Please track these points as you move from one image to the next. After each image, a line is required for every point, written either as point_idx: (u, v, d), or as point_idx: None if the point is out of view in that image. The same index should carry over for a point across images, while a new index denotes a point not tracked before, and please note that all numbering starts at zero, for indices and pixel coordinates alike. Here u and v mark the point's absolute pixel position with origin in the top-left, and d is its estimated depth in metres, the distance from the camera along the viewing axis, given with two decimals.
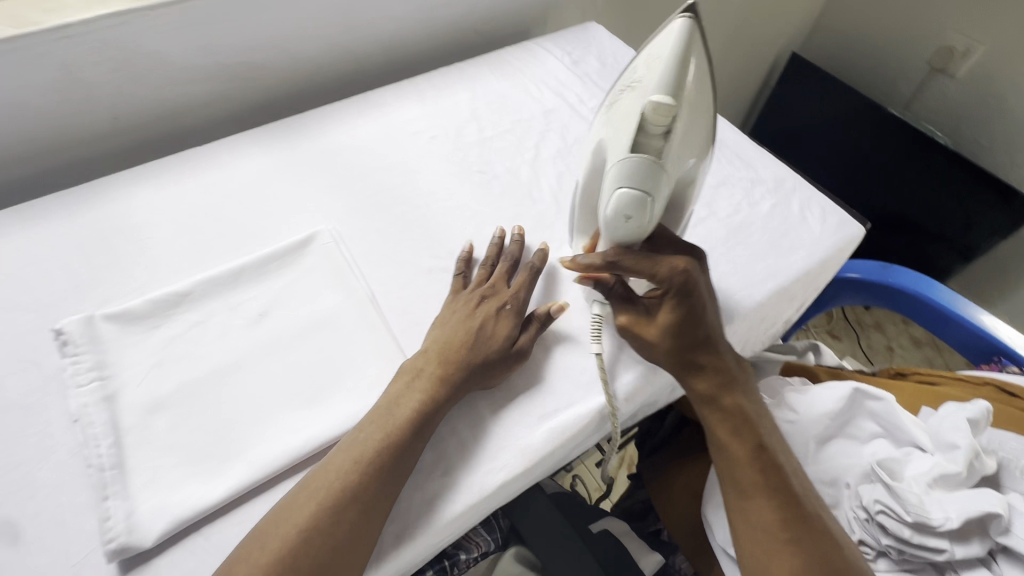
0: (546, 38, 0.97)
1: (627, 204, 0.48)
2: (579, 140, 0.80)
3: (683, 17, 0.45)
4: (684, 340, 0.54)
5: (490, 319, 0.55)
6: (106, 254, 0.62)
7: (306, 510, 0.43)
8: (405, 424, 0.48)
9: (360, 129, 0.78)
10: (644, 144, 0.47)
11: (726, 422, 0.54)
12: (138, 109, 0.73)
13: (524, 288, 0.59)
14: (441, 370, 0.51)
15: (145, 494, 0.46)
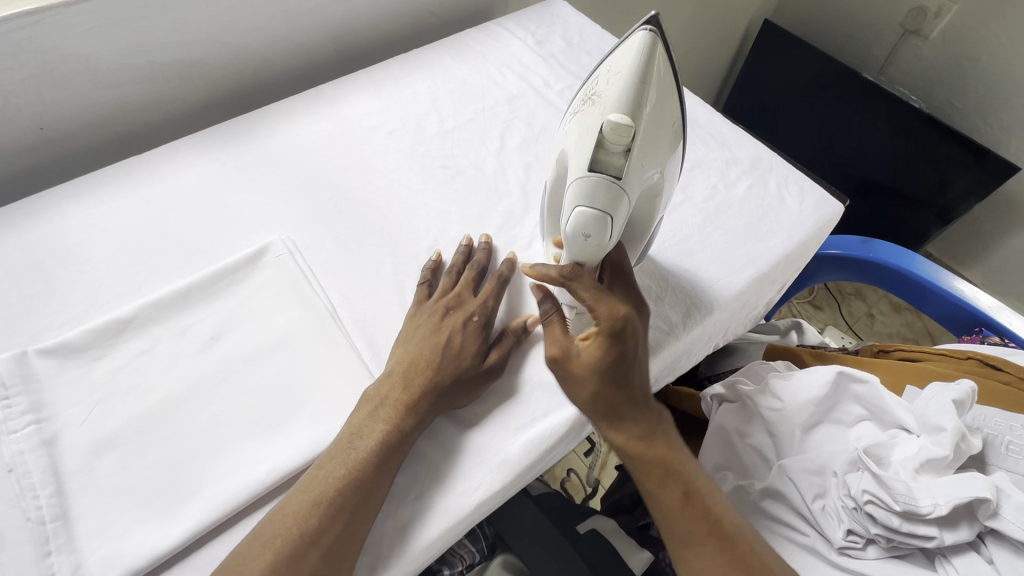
0: (508, 18, 0.92)
1: (583, 222, 0.44)
2: (546, 127, 0.76)
3: (644, 30, 0.42)
4: (611, 386, 0.50)
5: (457, 333, 0.53)
6: (38, 281, 0.57)
7: (261, 561, 0.41)
8: (369, 458, 0.46)
9: (312, 127, 0.73)
10: (602, 164, 0.43)
11: (653, 473, 0.51)
12: (65, 117, 0.67)
13: (492, 297, 0.56)
14: (405, 395, 0.49)
15: (93, 545, 0.43)
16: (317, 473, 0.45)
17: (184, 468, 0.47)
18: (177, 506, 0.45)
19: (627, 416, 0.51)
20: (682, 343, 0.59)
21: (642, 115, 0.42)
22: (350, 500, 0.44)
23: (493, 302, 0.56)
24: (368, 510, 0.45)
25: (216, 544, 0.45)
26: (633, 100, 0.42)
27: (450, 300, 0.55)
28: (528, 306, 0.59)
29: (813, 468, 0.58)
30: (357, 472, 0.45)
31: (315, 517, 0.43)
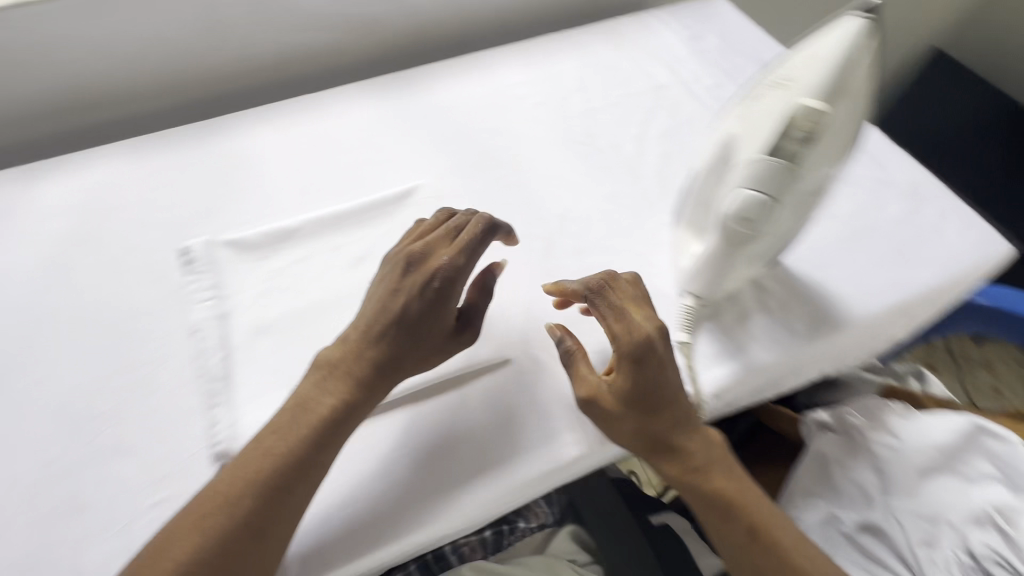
0: (664, 10, 0.92)
1: (752, 201, 0.47)
2: (689, 120, 0.75)
3: (849, 26, 0.45)
4: (651, 421, 0.48)
5: (424, 296, 0.48)
6: (225, 186, 0.67)
7: (187, 538, 0.40)
8: (306, 439, 0.44)
9: (465, 89, 0.78)
10: (782, 147, 0.46)
11: (713, 508, 0.49)
12: (264, 53, 0.77)
13: (457, 253, 0.50)
14: (374, 368, 0.47)
15: (247, 408, 0.50)
16: (223, 481, 0.43)
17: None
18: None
19: (682, 447, 0.49)
20: (807, 355, 0.56)
21: (843, 87, 0.45)
22: (262, 511, 0.42)
23: (462, 261, 0.50)
24: (283, 511, 0.43)
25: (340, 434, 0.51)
26: (836, 71, 0.45)
27: (417, 251, 0.50)
28: (650, 286, 0.59)
29: (926, 514, 0.55)
30: (263, 476, 0.43)
31: (222, 524, 0.41)
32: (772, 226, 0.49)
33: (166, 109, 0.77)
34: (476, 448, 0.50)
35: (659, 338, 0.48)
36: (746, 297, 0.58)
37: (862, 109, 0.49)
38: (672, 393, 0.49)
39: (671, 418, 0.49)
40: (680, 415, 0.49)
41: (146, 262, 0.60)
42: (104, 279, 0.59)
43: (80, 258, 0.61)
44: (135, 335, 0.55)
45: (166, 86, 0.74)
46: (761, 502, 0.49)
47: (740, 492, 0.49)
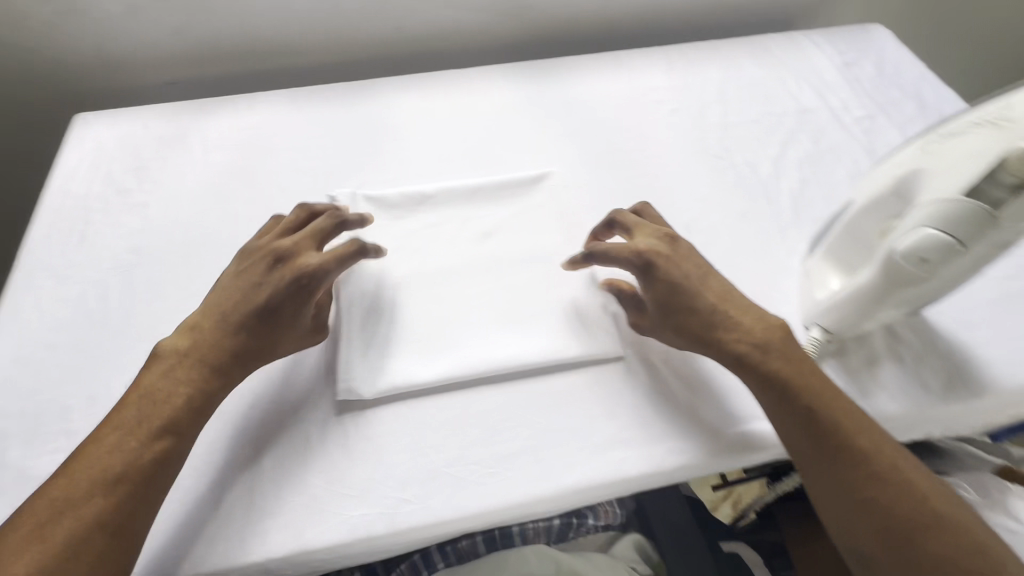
0: (817, 32, 0.88)
1: (930, 243, 0.44)
2: (834, 149, 0.72)
3: None
4: (703, 320, 0.52)
5: (288, 294, 0.50)
6: (369, 145, 0.71)
7: (55, 528, 0.40)
8: (154, 424, 0.45)
9: (603, 85, 0.78)
10: (982, 190, 0.43)
11: (769, 388, 0.49)
12: (418, 26, 0.82)
13: (331, 261, 0.51)
14: (211, 349, 0.48)
15: (371, 353, 0.53)
16: (70, 481, 0.42)
17: (457, 332, 0.55)
18: (449, 359, 0.54)
19: (749, 348, 0.50)
20: (938, 414, 0.53)
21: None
22: (124, 508, 0.42)
23: (321, 263, 0.51)
24: (146, 503, 0.43)
25: (454, 396, 0.52)
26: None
27: (285, 249, 0.52)
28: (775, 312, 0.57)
29: None
30: (122, 472, 0.42)
31: (73, 527, 0.40)
32: (942, 273, 0.46)
33: (324, 65, 0.84)
34: (584, 433, 0.51)
35: (664, 248, 0.54)
36: (877, 340, 0.55)
37: None
38: (718, 295, 0.53)
39: (727, 322, 0.51)
40: (737, 320, 0.52)
41: (295, 205, 0.65)
42: (258, 211, 0.65)
43: (238, 189, 0.67)
44: None
45: (328, 45, 0.82)
46: (846, 411, 0.49)
47: (814, 395, 0.48)
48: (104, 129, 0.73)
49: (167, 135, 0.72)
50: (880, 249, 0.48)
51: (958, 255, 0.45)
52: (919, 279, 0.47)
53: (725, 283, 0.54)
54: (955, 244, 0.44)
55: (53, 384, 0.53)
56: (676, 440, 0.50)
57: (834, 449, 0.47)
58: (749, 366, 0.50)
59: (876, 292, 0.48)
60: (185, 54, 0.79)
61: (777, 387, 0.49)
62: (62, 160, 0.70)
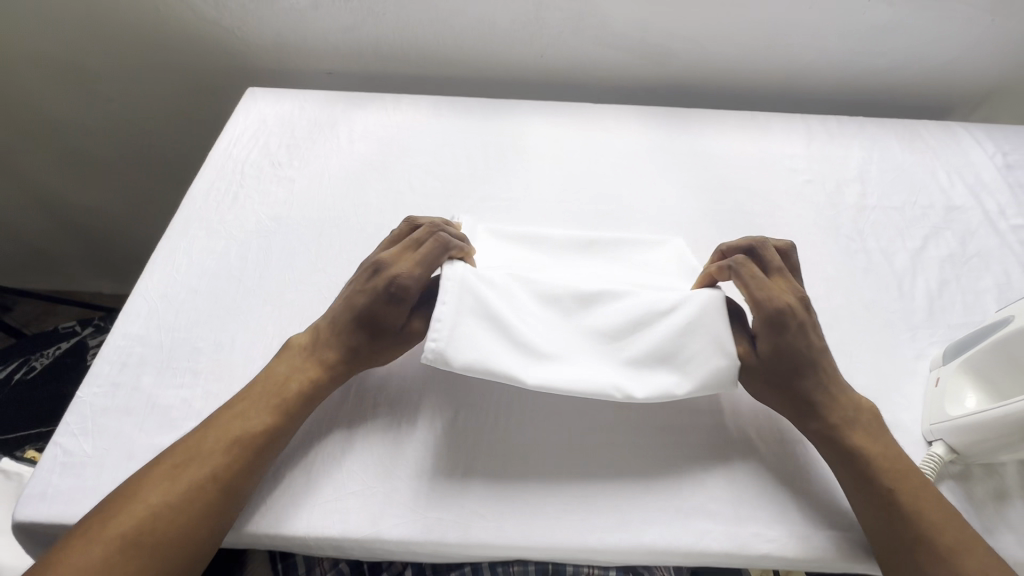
0: (978, 126, 0.83)
1: None
2: (982, 253, 0.67)
3: None
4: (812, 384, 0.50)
5: (381, 301, 0.51)
6: (499, 161, 0.74)
7: (179, 476, 0.43)
8: (278, 404, 0.48)
9: (736, 143, 0.78)
10: None
11: (842, 464, 0.47)
12: (562, 56, 0.85)
13: (417, 269, 0.51)
14: (319, 352, 0.52)
15: (465, 323, 0.50)
16: (199, 438, 0.46)
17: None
18: (552, 365, 0.51)
19: (836, 422, 0.48)
20: None
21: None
22: (236, 470, 0.45)
23: (423, 275, 0.52)
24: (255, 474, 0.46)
25: (542, 421, 0.53)
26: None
27: (382, 259, 0.53)
28: (893, 415, 0.54)
29: None
30: (248, 436, 0.46)
31: (193, 476, 0.43)
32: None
33: (467, 78, 0.89)
34: (669, 493, 0.49)
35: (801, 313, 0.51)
36: (1010, 473, 0.50)
37: None
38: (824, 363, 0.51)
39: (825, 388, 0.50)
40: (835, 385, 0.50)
41: (423, 205, 0.69)
42: (388, 204, 0.69)
43: (373, 180, 0.72)
44: None
45: (476, 61, 0.87)
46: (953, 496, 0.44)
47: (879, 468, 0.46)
48: (268, 105, 0.81)
49: (321, 120, 0.79)
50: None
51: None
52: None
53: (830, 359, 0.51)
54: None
55: (188, 324, 0.58)
56: (769, 526, 0.48)
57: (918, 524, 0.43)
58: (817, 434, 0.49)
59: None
60: (350, 50, 0.87)
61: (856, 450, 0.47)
62: (229, 127, 0.78)
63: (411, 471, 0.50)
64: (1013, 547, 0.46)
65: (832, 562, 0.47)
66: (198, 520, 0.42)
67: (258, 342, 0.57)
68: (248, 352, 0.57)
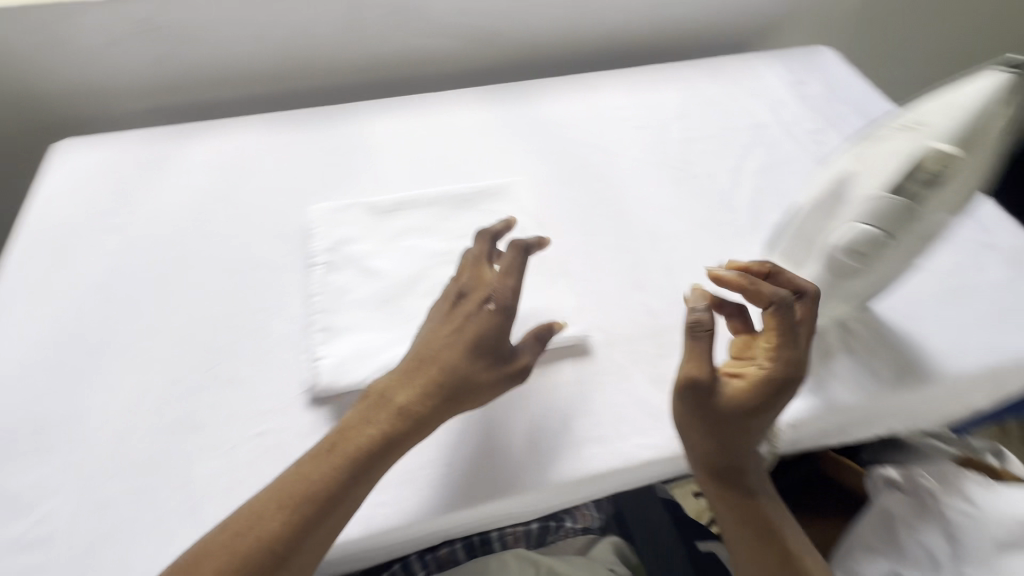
0: (770, 54, 0.94)
1: (863, 238, 0.47)
2: (786, 159, 0.77)
3: (1001, 74, 0.44)
4: (706, 426, 0.48)
5: (453, 332, 0.49)
6: (345, 164, 0.73)
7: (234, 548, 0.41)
8: (341, 476, 0.44)
9: (568, 105, 0.83)
10: (908, 187, 0.46)
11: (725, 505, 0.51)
12: (392, 52, 0.86)
13: (474, 304, 0.49)
14: (401, 403, 0.46)
15: None
16: (263, 507, 0.43)
17: None
18: None
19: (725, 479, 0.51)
20: (887, 399, 0.56)
21: (978, 133, 0.44)
22: (295, 539, 0.42)
23: (502, 309, 0.49)
24: (310, 548, 0.42)
25: None
26: (980, 114, 0.44)
27: (465, 291, 0.51)
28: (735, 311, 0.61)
29: None
30: (308, 501, 0.43)
31: (249, 546, 0.41)
32: (881, 263, 0.49)
33: (304, 90, 0.88)
34: (558, 430, 0.52)
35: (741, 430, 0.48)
36: (831, 335, 0.58)
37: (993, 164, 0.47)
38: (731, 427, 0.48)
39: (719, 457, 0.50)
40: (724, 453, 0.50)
41: (271, 221, 0.67)
42: (235, 229, 0.67)
43: (216, 208, 0.69)
44: (256, 282, 0.61)
45: (307, 70, 0.85)
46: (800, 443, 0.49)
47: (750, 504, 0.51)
48: (84, 153, 0.75)
49: (147, 159, 0.74)
50: (850, 207, 0.48)
51: (924, 201, 0.45)
52: (909, 219, 0.46)
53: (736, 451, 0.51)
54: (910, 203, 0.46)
55: (26, 401, 0.53)
56: (649, 434, 0.53)
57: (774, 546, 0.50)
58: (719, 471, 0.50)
59: (866, 248, 0.48)
60: (167, 81, 0.82)
61: (748, 521, 0.50)
62: (42, 185, 0.71)
63: (466, 453, 0.51)
64: (841, 397, 0.55)
65: None
66: None
67: (113, 401, 0.53)
68: (102, 414, 0.52)
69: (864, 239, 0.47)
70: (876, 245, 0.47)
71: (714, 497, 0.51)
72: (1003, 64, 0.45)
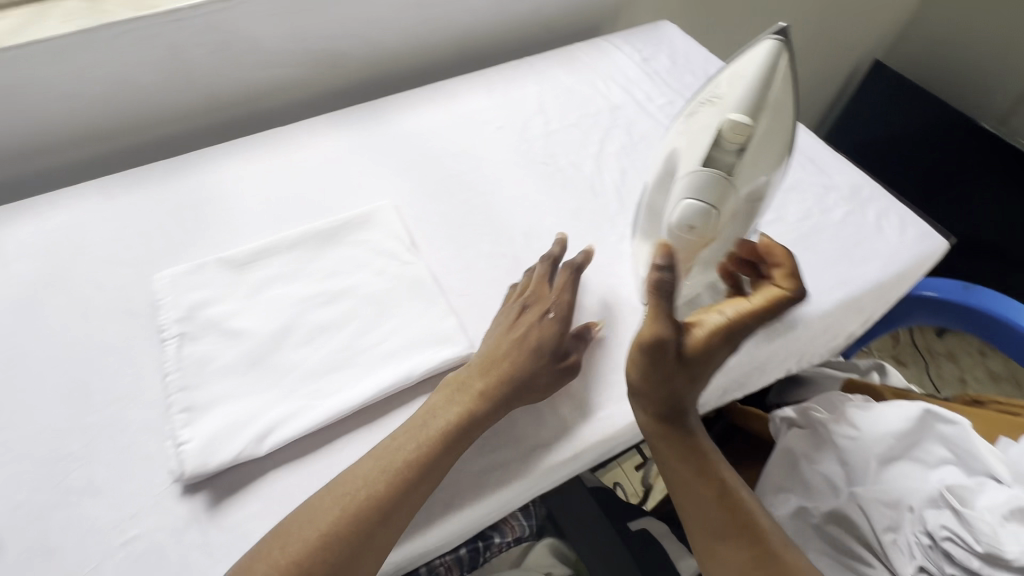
0: (618, 35, 0.97)
1: (690, 214, 0.49)
2: (645, 137, 0.80)
3: (772, 40, 0.47)
4: (648, 375, 0.49)
5: (530, 328, 0.54)
6: (195, 219, 0.68)
7: (327, 518, 0.43)
8: (434, 447, 0.47)
9: (428, 116, 0.81)
10: (717, 159, 0.48)
11: (682, 458, 0.53)
12: (231, 89, 0.81)
13: (554, 302, 0.56)
14: (484, 385, 0.51)
15: None
16: (355, 473, 0.46)
17: (319, 378, 0.54)
18: None
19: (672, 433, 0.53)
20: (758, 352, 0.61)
21: (767, 98, 0.47)
22: (389, 503, 0.45)
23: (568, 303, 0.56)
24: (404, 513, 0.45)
25: (326, 450, 0.51)
26: (762, 80, 0.47)
27: (530, 296, 0.57)
28: (615, 297, 0.62)
29: (888, 501, 0.57)
30: (403, 465, 0.46)
31: (345, 508, 0.44)
32: (717, 233, 0.51)
33: (138, 144, 0.80)
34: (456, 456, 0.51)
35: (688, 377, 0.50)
36: None
37: (791, 122, 0.50)
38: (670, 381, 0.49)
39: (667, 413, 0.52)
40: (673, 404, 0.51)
41: (114, 299, 0.60)
42: (72, 316, 0.59)
43: (46, 297, 0.61)
44: (103, 372, 0.55)
45: (135, 121, 0.77)
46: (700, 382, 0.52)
47: (702, 457, 0.53)
48: None
49: None
50: (677, 186, 0.50)
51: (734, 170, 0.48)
52: (727, 187, 0.48)
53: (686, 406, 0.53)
54: (725, 172, 0.48)
55: None
56: (547, 438, 0.53)
57: (727, 495, 0.52)
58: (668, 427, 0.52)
59: (698, 221, 0.49)
60: None
61: (701, 472, 0.53)
62: None
63: None
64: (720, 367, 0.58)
65: (604, 440, 0.54)
66: (346, 562, 0.43)
67: None
68: None
69: (693, 214, 0.49)
70: (705, 217, 0.49)
71: (662, 452, 0.54)
72: (775, 30, 0.48)
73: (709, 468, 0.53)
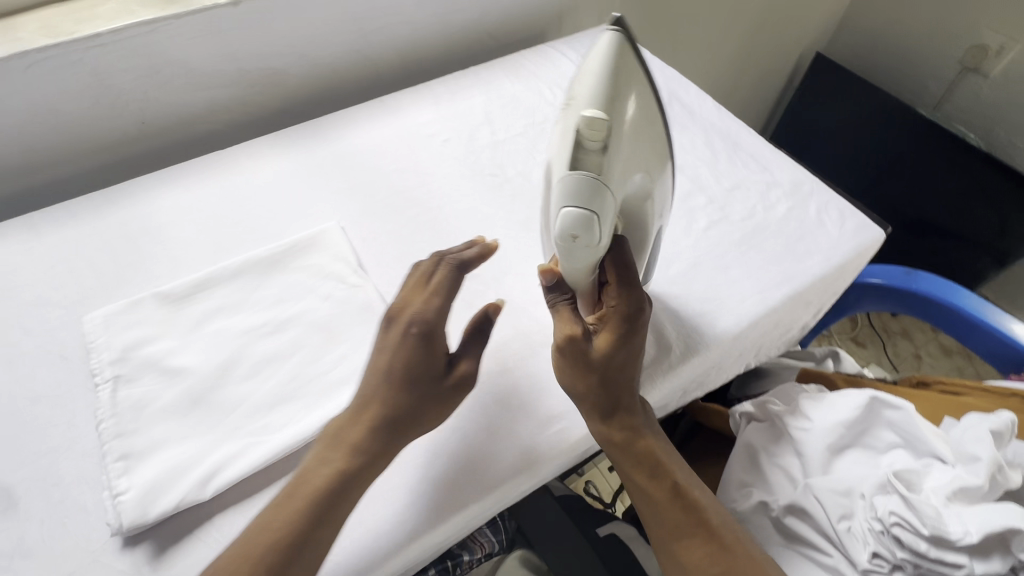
0: (562, 41, 0.97)
1: (571, 221, 0.48)
2: None
3: (610, 34, 0.47)
4: (582, 378, 0.51)
5: (394, 351, 0.49)
6: (129, 253, 0.65)
7: None
8: (310, 506, 0.44)
9: (372, 133, 0.80)
10: (583, 160, 0.47)
11: (635, 463, 0.53)
12: (163, 114, 0.78)
13: (417, 315, 0.50)
14: (358, 434, 0.47)
15: None
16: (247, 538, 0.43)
17: (266, 413, 0.52)
18: None
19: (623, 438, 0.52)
20: (712, 354, 0.61)
21: (615, 90, 0.46)
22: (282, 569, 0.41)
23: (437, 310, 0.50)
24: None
25: (274, 487, 0.49)
26: (606, 72, 0.46)
27: (394, 309, 0.51)
28: None
29: (841, 489, 0.58)
30: (277, 531, 0.42)
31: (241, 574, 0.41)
32: (604, 234, 0.50)
33: (67, 175, 0.76)
34: (411, 484, 0.50)
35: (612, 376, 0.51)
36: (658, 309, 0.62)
37: (651, 112, 0.50)
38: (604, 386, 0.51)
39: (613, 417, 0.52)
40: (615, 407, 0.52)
41: (43, 343, 0.57)
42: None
43: None
44: (32, 423, 0.52)
45: (61, 152, 0.73)
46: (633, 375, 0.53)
47: (655, 459, 0.53)
48: None
49: None
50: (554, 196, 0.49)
51: (602, 166, 0.47)
52: (601, 186, 0.47)
53: (631, 407, 0.53)
54: (594, 170, 0.47)
55: None
56: (502, 457, 0.52)
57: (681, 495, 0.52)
58: (619, 433, 0.52)
59: (579, 229, 0.48)
60: None
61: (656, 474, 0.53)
62: None
63: None
64: (676, 371, 0.59)
65: (562, 454, 0.54)
66: None
67: None
68: None
69: (573, 222, 0.48)
70: (585, 222, 0.47)
71: (615, 458, 0.53)
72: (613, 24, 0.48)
73: (663, 469, 0.53)
